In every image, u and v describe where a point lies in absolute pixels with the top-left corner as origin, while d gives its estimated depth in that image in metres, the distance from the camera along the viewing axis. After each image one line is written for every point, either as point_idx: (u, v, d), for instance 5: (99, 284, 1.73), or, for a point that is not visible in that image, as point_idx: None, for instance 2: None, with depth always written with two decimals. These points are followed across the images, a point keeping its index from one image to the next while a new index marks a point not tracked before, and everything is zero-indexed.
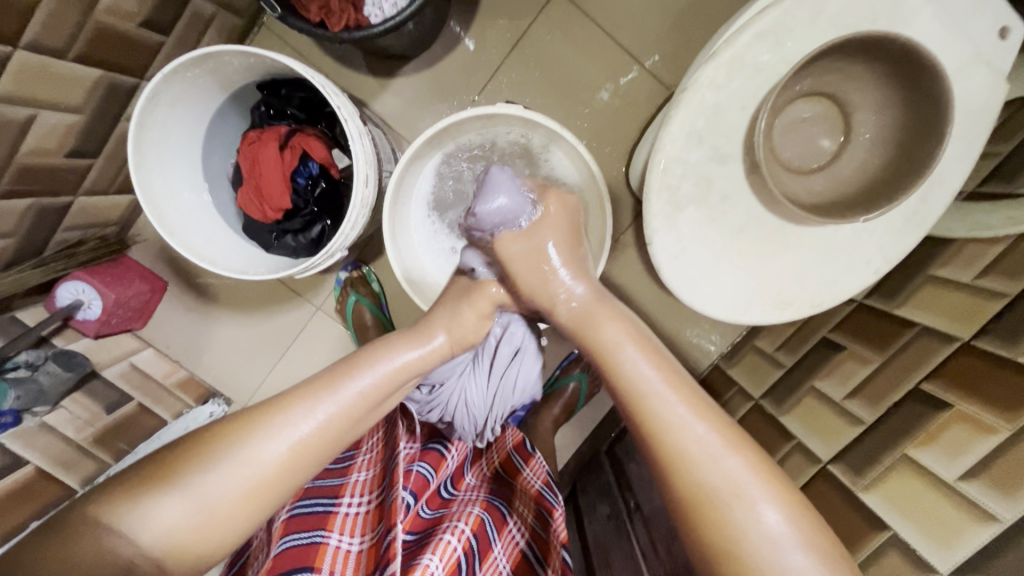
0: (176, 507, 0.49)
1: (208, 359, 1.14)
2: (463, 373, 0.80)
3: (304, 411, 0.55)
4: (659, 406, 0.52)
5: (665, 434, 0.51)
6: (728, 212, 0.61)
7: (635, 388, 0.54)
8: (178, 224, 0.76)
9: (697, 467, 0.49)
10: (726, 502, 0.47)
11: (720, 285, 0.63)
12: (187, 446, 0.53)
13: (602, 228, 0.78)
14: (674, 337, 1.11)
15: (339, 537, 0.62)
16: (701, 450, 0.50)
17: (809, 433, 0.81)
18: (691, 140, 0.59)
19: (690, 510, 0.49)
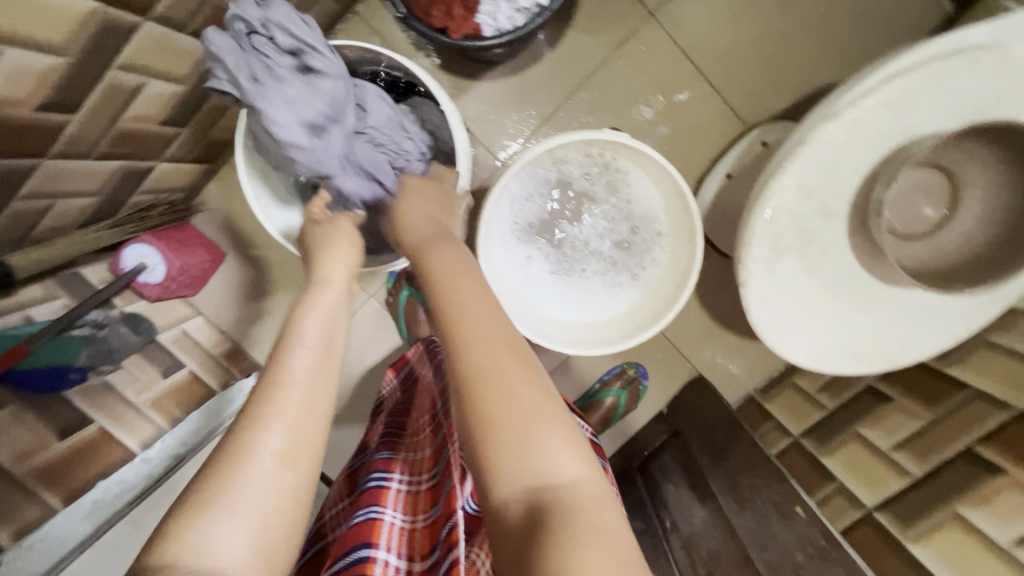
0: (237, 533, 0.45)
1: (255, 334, 1.15)
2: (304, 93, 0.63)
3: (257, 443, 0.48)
4: (470, 329, 0.53)
5: (465, 352, 0.52)
6: (824, 268, 0.64)
7: (458, 326, 0.53)
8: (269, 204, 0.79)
9: (490, 385, 0.50)
10: (511, 442, 0.48)
11: (803, 334, 0.66)
12: (194, 495, 0.46)
13: (687, 259, 0.80)
14: (715, 363, 1.14)
15: (392, 513, 0.64)
16: (495, 374, 0.50)
17: (853, 477, 0.84)
18: (802, 193, 0.61)
19: (484, 449, 0.48)
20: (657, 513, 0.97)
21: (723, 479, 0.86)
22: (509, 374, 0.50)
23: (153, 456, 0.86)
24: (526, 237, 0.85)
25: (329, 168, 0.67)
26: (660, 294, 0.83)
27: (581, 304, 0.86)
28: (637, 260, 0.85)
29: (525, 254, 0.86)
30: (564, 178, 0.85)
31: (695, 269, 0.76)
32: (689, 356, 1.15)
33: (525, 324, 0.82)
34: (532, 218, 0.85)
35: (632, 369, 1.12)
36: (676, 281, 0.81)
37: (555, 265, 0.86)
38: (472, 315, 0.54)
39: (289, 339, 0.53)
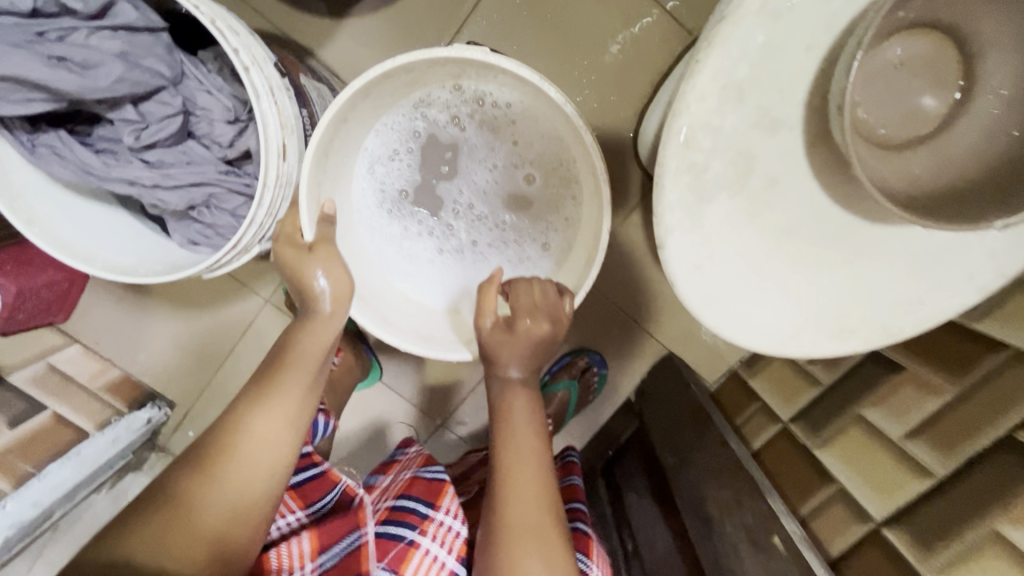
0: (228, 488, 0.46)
1: (146, 358, 1.00)
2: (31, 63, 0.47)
3: (246, 430, 0.48)
4: (512, 463, 0.51)
5: (509, 508, 0.49)
6: (775, 208, 0.43)
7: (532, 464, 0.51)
8: (43, 212, 0.57)
9: (524, 553, 0.46)
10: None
11: (757, 308, 0.45)
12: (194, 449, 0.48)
13: (596, 213, 0.60)
14: (685, 337, 0.94)
15: None
16: (528, 536, 0.47)
17: (856, 478, 0.64)
18: (729, 96, 0.40)
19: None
20: (617, 531, 0.80)
21: (688, 493, 0.68)
22: (544, 542, 0.47)
23: None
24: (395, 207, 0.67)
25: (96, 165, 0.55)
26: (574, 263, 0.63)
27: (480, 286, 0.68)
28: (544, 223, 0.66)
29: (403, 232, 0.68)
30: (437, 129, 0.66)
31: (604, 225, 0.57)
32: (655, 331, 0.95)
33: (401, 321, 0.64)
34: (404, 185, 0.67)
35: (585, 357, 0.95)
36: (590, 244, 0.61)
37: (442, 241, 0.68)
38: (518, 472, 0.51)
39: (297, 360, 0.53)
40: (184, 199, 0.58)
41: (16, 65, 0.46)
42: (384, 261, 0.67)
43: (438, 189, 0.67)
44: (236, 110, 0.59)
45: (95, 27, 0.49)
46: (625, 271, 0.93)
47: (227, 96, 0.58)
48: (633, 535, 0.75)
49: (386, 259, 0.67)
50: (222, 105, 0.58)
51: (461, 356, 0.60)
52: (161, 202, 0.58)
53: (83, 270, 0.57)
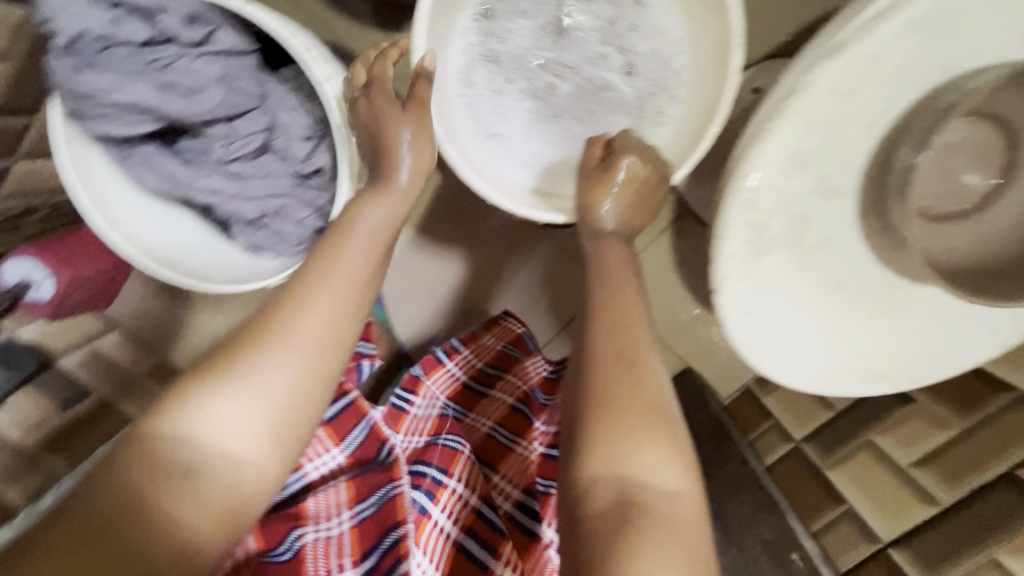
0: (254, 412, 0.40)
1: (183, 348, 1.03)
2: (145, 87, 0.51)
3: (274, 355, 0.41)
4: (604, 316, 0.47)
5: (600, 331, 0.46)
6: (824, 264, 0.47)
7: (618, 312, 0.47)
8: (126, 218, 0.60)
9: (614, 373, 0.44)
10: (628, 429, 0.42)
11: (798, 351, 0.50)
12: (226, 351, 0.42)
13: (721, 83, 0.56)
14: (703, 353, 0.99)
15: (315, 528, 0.58)
16: (614, 356, 0.45)
17: (865, 500, 0.70)
18: (793, 164, 0.44)
19: (595, 411, 0.43)
20: None
21: None
22: (634, 380, 0.44)
23: None
24: (491, 66, 0.65)
25: (182, 176, 0.59)
26: (678, 140, 0.61)
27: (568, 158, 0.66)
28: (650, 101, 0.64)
29: (496, 96, 0.65)
30: None
31: (733, 78, 0.54)
32: (675, 345, 1.00)
33: (491, 181, 0.61)
34: (512, 43, 0.65)
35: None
36: (706, 112, 0.58)
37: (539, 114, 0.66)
38: (610, 325, 0.47)
39: (332, 260, 0.46)
40: (256, 209, 0.61)
41: (136, 91, 0.51)
42: (473, 123, 0.65)
43: (546, 49, 0.64)
44: (310, 130, 0.61)
45: (198, 53, 0.53)
46: (649, 286, 0.98)
47: (304, 115, 0.61)
48: None
49: (475, 121, 0.65)
50: (302, 121, 0.61)
51: (560, 219, 0.58)
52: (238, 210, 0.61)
53: (161, 277, 0.60)
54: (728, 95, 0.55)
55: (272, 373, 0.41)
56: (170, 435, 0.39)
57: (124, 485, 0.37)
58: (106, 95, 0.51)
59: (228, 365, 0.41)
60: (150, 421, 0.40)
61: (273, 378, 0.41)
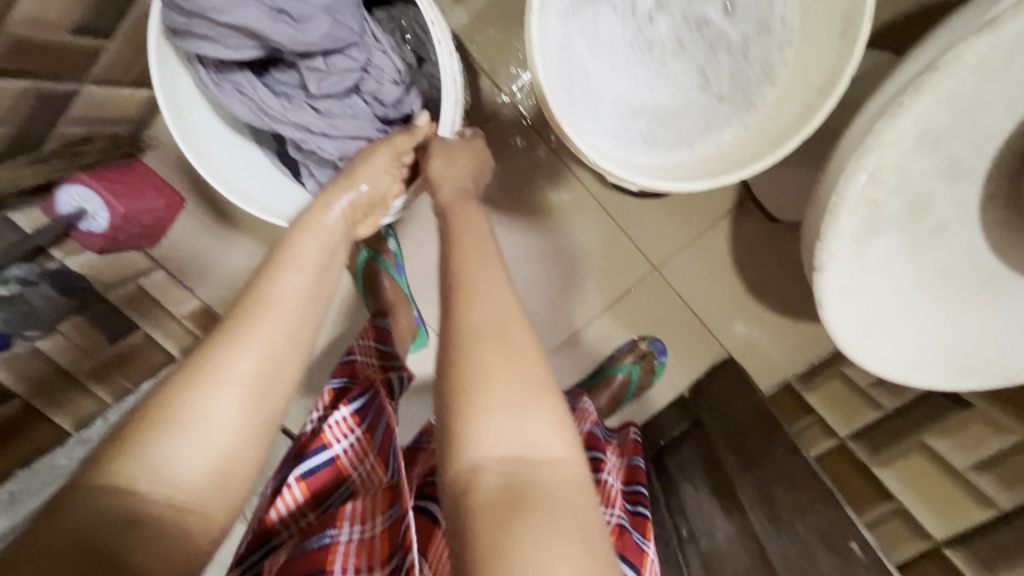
0: (226, 402, 0.47)
1: (225, 291, 1.00)
2: (256, 14, 0.55)
3: (233, 345, 0.49)
4: (466, 287, 0.52)
5: (466, 309, 0.51)
6: (936, 250, 0.46)
7: (474, 282, 0.52)
8: (207, 146, 0.63)
9: (482, 347, 0.48)
10: (471, 396, 0.46)
11: (890, 338, 0.49)
12: (191, 361, 0.49)
13: (840, 54, 0.57)
14: (747, 344, 0.98)
15: (347, 530, 0.58)
16: (488, 330, 0.49)
17: (915, 499, 0.70)
18: (923, 143, 0.43)
19: (460, 394, 0.47)
20: (670, 517, 0.85)
21: (755, 489, 0.74)
22: (503, 343, 0.49)
23: (88, 439, 0.84)
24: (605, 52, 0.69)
25: (273, 108, 0.62)
26: (785, 113, 0.62)
27: (666, 133, 0.69)
28: (754, 78, 0.67)
29: (604, 72, 0.69)
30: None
31: (858, 44, 0.54)
32: (719, 334, 0.99)
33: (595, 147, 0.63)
34: (620, 26, 0.69)
35: (646, 342, 0.98)
36: (820, 85, 0.59)
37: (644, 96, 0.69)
38: (482, 288, 0.52)
39: (285, 265, 0.54)
40: (339, 149, 0.65)
41: (247, 15, 0.54)
42: (583, 101, 0.67)
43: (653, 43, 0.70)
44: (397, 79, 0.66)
45: None
46: (699, 274, 0.97)
47: (395, 66, 0.66)
48: (688, 522, 0.81)
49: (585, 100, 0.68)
50: (391, 65, 0.66)
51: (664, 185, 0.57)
52: (320, 147, 0.65)
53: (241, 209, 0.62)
54: (851, 61, 0.54)
55: (232, 366, 0.48)
56: (125, 483, 0.43)
57: (74, 518, 0.40)
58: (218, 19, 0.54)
59: (175, 411, 0.46)
60: (114, 456, 0.44)
61: (216, 421, 0.47)
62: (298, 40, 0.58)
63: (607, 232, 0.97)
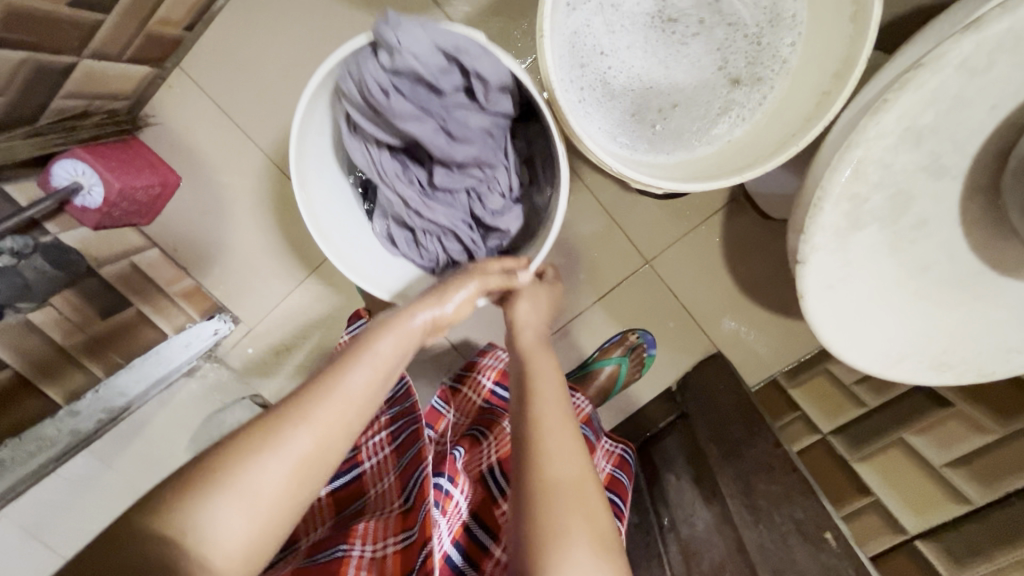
0: (280, 474, 0.47)
1: (220, 271, 1.01)
2: (420, 119, 0.66)
3: (295, 428, 0.48)
4: (545, 431, 0.59)
5: (541, 465, 0.56)
6: (916, 244, 0.47)
7: (550, 440, 0.58)
8: (311, 173, 0.70)
9: (558, 505, 0.54)
10: (551, 541, 0.52)
11: (870, 332, 0.50)
12: (249, 431, 0.48)
13: (852, 43, 0.55)
14: (736, 339, 1.00)
15: (361, 547, 0.61)
16: (566, 489, 0.55)
17: (892, 493, 0.72)
18: (907, 139, 0.44)
19: (539, 548, 0.52)
20: (654, 506, 0.87)
21: (735, 481, 0.75)
22: (584, 502, 0.55)
23: (81, 412, 0.83)
24: (611, 31, 0.65)
25: (389, 174, 0.73)
26: (799, 103, 0.60)
27: (682, 117, 0.66)
28: (767, 59, 0.64)
29: (619, 54, 0.66)
30: None
31: (870, 37, 0.52)
32: (709, 329, 1.00)
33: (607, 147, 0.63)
34: (637, 2, 0.65)
35: (636, 334, 1.00)
36: (833, 73, 0.57)
37: (652, 80, 0.67)
38: (558, 441, 0.58)
39: (357, 352, 0.54)
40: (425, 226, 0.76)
41: (418, 125, 0.66)
42: (581, 88, 0.66)
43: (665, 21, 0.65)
44: (505, 201, 0.78)
45: (475, 110, 0.68)
46: (690, 269, 0.98)
47: (511, 192, 0.78)
48: (670, 512, 0.82)
49: (585, 87, 0.66)
50: (509, 183, 0.77)
51: (665, 184, 0.57)
52: (409, 216, 0.75)
53: (319, 246, 0.69)
54: (863, 50, 0.53)
55: (289, 441, 0.47)
56: (176, 534, 0.43)
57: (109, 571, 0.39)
58: (386, 103, 0.64)
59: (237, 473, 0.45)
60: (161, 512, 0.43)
61: (267, 491, 0.46)
62: (447, 154, 0.69)
63: (601, 225, 0.97)
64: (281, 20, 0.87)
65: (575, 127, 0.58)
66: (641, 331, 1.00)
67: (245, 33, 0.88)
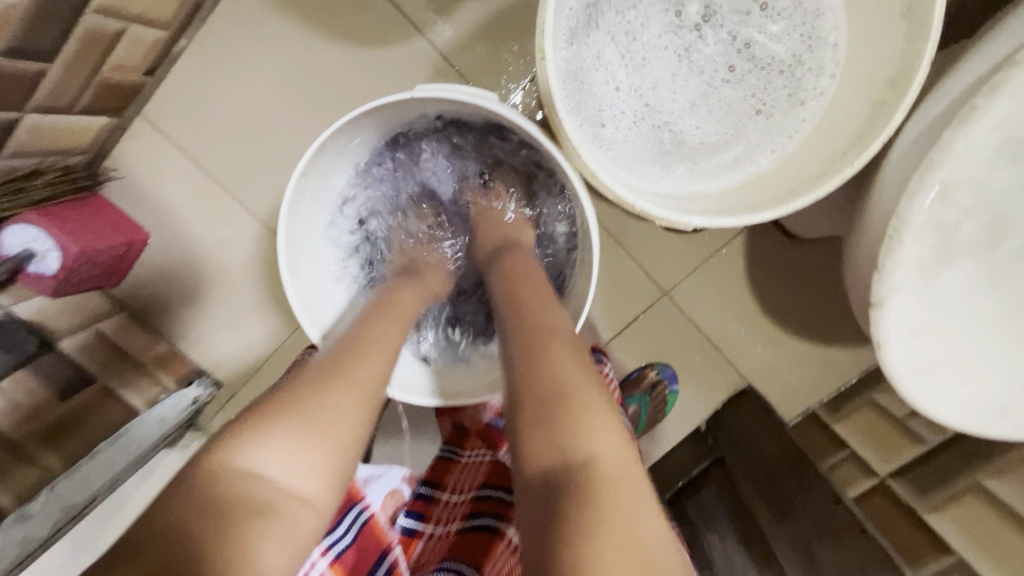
0: (292, 443, 0.43)
1: (198, 331, 0.91)
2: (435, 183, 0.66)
3: (332, 388, 0.46)
4: (555, 349, 0.49)
5: (556, 371, 0.47)
6: (1016, 276, 0.39)
7: (561, 357, 0.48)
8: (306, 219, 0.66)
9: (592, 420, 0.43)
10: (593, 467, 0.41)
11: (956, 383, 0.41)
12: (274, 400, 0.45)
13: (906, 45, 0.47)
14: (767, 371, 0.91)
15: None
16: (590, 395, 0.45)
17: (977, 551, 0.62)
18: (1002, 154, 0.36)
19: (589, 476, 0.40)
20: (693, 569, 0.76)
21: (790, 544, 0.65)
22: (617, 420, 0.45)
23: (33, 515, 0.69)
24: (625, 56, 0.59)
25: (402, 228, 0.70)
26: (841, 127, 0.53)
27: (716, 151, 0.59)
28: (802, 65, 0.58)
29: (639, 87, 0.60)
30: None
31: (932, 34, 0.44)
32: (738, 362, 0.91)
33: (626, 183, 0.55)
34: (659, 27, 0.59)
35: (655, 370, 0.89)
36: (887, 81, 0.49)
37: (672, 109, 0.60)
38: (569, 357, 0.48)
39: (383, 328, 0.55)
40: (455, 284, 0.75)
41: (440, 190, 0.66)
42: (597, 114, 0.58)
43: (686, 47, 0.60)
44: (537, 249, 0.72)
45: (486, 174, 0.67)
46: (712, 298, 0.89)
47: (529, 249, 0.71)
48: None
49: (600, 112, 0.58)
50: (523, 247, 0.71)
51: (690, 220, 0.50)
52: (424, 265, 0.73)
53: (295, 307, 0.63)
54: (923, 51, 0.46)
55: (323, 398, 0.46)
56: (227, 471, 0.40)
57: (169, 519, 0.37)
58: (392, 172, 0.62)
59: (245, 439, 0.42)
60: (205, 459, 0.41)
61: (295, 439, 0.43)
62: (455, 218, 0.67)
63: (610, 255, 0.89)
64: (250, 58, 0.80)
65: (582, 159, 0.51)
66: (661, 365, 0.89)
67: (212, 75, 0.81)
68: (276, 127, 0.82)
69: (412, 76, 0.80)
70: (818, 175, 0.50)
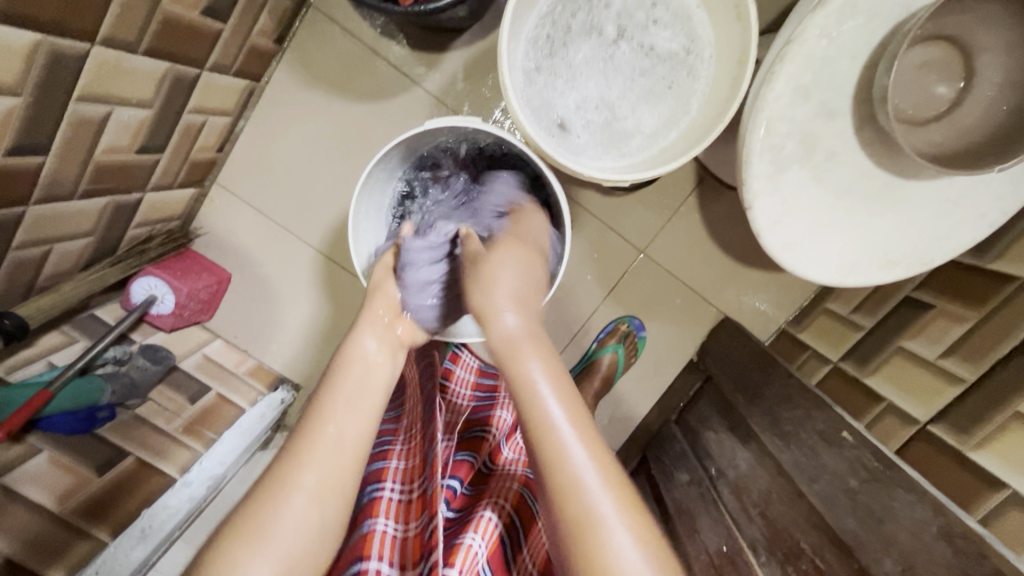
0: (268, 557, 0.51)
1: (276, 346, 1.12)
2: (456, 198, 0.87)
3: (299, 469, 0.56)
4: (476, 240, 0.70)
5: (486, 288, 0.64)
6: (834, 172, 0.59)
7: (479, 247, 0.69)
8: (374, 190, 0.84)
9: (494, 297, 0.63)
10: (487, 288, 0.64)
11: (823, 251, 0.62)
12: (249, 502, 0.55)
13: (744, 36, 0.71)
14: (738, 302, 1.10)
15: (385, 521, 0.64)
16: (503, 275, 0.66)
17: (902, 395, 0.79)
18: (798, 95, 0.57)
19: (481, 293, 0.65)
20: (699, 461, 0.94)
21: (764, 417, 0.84)
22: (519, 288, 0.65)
23: (193, 482, 0.90)
24: (563, 80, 0.81)
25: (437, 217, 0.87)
26: (719, 94, 0.75)
27: (646, 129, 0.80)
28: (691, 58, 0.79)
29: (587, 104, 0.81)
30: (606, 20, 0.80)
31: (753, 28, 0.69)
32: (713, 298, 1.11)
33: (583, 165, 0.77)
34: (584, 55, 0.81)
35: (625, 324, 1.09)
36: (738, 61, 0.73)
37: (606, 109, 0.81)
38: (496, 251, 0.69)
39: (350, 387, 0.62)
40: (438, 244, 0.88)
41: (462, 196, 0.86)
42: (552, 126, 0.80)
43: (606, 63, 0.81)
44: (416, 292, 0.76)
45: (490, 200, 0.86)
46: (681, 248, 1.09)
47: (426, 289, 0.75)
48: (715, 462, 0.89)
49: (554, 125, 0.80)
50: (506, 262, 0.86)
51: (631, 178, 0.72)
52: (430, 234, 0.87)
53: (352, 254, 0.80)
54: (750, 40, 0.70)
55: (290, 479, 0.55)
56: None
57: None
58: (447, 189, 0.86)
59: (260, 507, 0.54)
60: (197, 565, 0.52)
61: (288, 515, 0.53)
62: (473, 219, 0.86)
63: (593, 230, 1.10)
64: (293, 125, 1.05)
65: (548, 154, 0.73)
66: (630, 318, 1.09)
67: (266, 143, 1.06)
68: (319, 174, 1.07)
69: (415, 117, 1.04)
70: (707, 132, 0.71)
